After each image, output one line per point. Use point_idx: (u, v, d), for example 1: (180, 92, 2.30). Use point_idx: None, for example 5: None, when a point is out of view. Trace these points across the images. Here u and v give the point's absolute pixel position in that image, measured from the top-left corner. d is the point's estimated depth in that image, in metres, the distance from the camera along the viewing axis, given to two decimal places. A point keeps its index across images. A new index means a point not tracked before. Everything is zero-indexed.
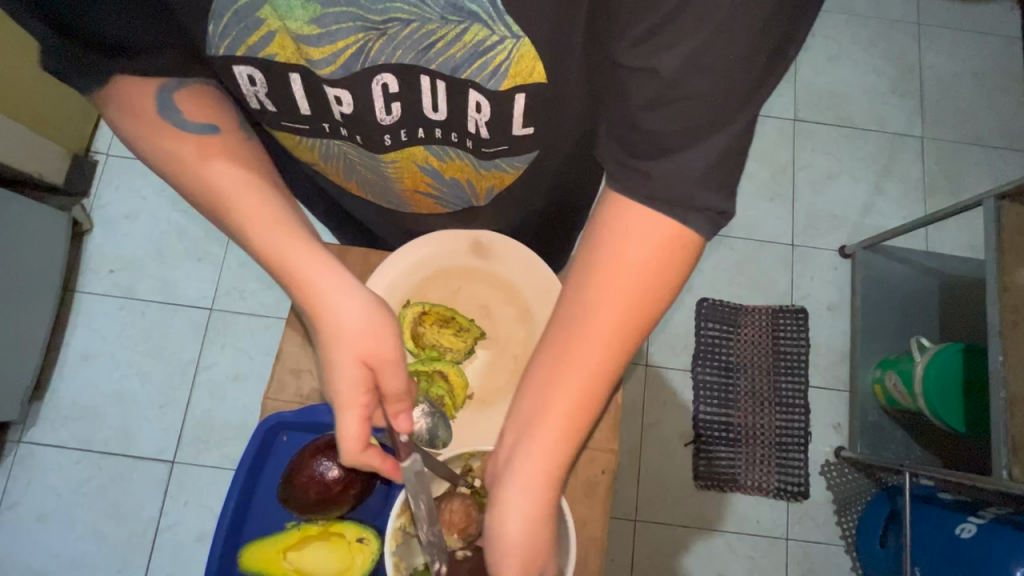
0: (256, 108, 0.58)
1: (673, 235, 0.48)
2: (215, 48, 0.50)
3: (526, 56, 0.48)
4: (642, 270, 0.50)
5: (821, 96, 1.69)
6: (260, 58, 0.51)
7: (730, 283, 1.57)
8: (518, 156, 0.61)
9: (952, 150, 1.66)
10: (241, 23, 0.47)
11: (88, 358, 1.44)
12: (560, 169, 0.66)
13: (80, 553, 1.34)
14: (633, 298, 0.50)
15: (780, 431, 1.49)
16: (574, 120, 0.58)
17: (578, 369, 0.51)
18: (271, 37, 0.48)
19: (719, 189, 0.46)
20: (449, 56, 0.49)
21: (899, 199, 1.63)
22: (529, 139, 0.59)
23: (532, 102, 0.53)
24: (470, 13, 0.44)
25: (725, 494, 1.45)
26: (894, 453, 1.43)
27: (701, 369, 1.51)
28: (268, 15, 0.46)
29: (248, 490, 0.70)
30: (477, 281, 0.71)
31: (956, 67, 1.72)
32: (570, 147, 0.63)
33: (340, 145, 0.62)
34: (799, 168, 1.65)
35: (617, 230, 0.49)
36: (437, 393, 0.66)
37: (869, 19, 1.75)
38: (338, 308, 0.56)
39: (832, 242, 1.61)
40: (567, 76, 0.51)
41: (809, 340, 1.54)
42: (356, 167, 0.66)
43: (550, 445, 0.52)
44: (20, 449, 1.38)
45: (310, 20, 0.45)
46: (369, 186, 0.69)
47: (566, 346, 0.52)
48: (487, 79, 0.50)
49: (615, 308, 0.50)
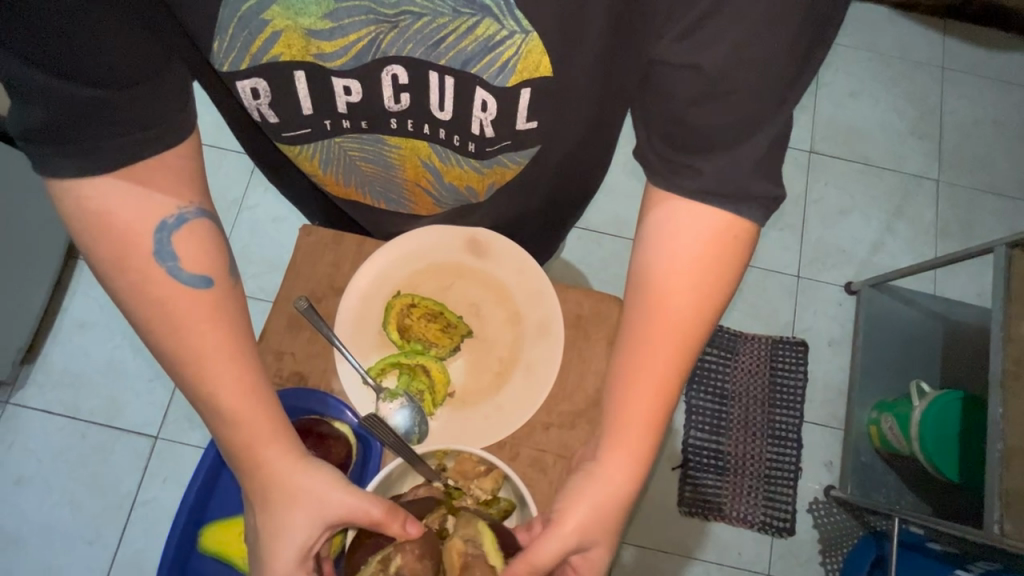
0: (258, 120, 0.58)
1: (741, 228, 0.49)
2: (221, 65, 0.50)
3: (534, 51, 0.48)
4: (706, 285, 0.50)
5: (839, 131, 1.68)
6: (267, 62, 0.50)
7: (731, 309, 1.55)
8: (519, 151, 0.59)
9: (967, 196, 1.65)
10: (246, 29, 0.46)
11: (84, 325, 1.44)
12: (563, 171, 0.65)
13: (55, 519, 1.33)
14: (703, 298, 0.50)
15: (770, 464, 1.46)
16: (581, 120, 0.57)
17: (648, 355, 0.51)
18: (276, 38, 0.47)
19: (741, 187, 0.46)
20: (460, 49, 0.48)
21: (909, 240, 1.62)
22: (532, 134, 0.57)
23: (542, 98, 0.53)
24: (482, 7, 0.44)
25: (708, 522, 1.42)
26: (886, 497, 1.40)
27: (696, 394, 1.49)
28: (275, 16, 0.45)
29: (215, 470, 0.69)
30: (470, 280, 0.70)
31: (977, 114, 1.71)
32: (577, 147, 0.62)
33: (340, 142, 0.60)
34: (811, 201, 1.64)
35: (676, 226, 0.49)
36: (416, 388, 0.65)
37: (892, 58, 1.74)
38: (298, 482, 0.50)
39: (838, 277, 1.59)
40: (577, 71, 0.51)
41: (807, 374, 1.52)
42: (357, 164, 0.63)
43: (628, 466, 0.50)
44: (7, 410, 1.38)
45: (324, 14, 0.45)
46: (367, 186, 0.67)
47: (640, 357, 0.51)
48: (494, 75, 0.50)
49: (683, 304, 0.50)
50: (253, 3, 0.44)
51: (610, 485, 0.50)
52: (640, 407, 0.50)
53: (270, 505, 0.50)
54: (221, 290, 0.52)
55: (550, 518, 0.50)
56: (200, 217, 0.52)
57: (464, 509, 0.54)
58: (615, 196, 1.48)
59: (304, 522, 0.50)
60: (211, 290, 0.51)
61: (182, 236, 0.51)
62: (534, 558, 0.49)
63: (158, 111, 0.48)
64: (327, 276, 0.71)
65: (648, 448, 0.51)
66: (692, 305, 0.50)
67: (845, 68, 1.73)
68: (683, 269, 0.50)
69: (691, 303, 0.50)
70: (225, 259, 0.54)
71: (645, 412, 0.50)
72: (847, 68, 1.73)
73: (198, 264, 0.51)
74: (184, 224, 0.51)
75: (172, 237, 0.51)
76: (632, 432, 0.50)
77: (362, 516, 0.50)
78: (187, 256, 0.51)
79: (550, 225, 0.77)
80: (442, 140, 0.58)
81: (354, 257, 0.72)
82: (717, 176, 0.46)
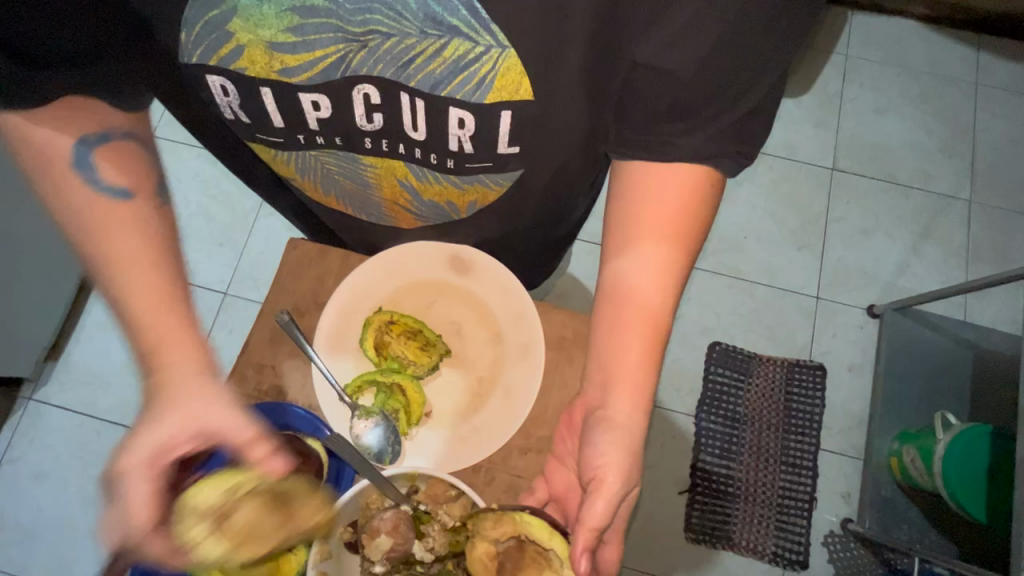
0: (229, 118, 0.56)
1: (710, 179, 0.52)
2: (189, 57, 0.49)
3: (512, 69, 0.46)
4: (681, 233, 0.53)
5: (863, 148, 1.63)
6: (232, 70, 0.49)
7: (746, 330, 1.50)
8: (501, 173, 0.58)
9: (1001, 218, 1.57)
10: (213, 34, 0.46)
11: (103, 327, 1.48)
12: (548, 192, 0.64)
13: (67, 515, 1.36)
14: (672, 241, 0.53)
15: (784, 493, 1.40)
16: (566, 142, 0.55)
17: (638, 294, 0.53)
18: (241, 51, 0.47)
19: (697, 152, 0.49)
20: (429, 72, 0.47)
21: (938, 263, 1.55)
22: (513, 157, 0.56)
23: (521, 120, 0.51)
24: (450, 28, 0.43)
25: (716, 550, 1.36)
26: (906, 534, 1.33)
27: (706, 417, 1.45)
28: (238, 29, 0.45)
29: None
30: (451, 297, 0.69)
31: (1013, 133, 1.63)
32: (558, 172, 0.60)
33: (316, 154, 0.59)
34: (832, 220, 1.58)
35: (647, 180, 0.52)
36: (393, 406, 0.65)
37: (921, 74, 1.68)
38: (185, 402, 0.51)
39: (860, 299, 1.52)
40: (556, 92, 0.49)
41: (824, 400, 1.46)
42: (335, 177, 0.63)
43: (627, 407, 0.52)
44: (29, 406, 1.43)
45: (286, 28, 0.44)
46: (347, 198, 0.66)
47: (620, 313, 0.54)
48: (470, 93, 0.48)
49: (659, 255, 0.53)
50: (218, 13, 0.44)
51: (632, 426, 0.52)
52: (632, 342, 0.53)
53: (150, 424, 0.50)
54: (141, 204, 0.54)
55: (592, 480, 0.51)
56: (129, 140, 0.54)
57: (431, 535, 0.55)
58: None
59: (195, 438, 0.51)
60: (130, 202, 0.53)
61: (105, 155, 0.52)
62: (592, 523, 0.49)
63: (100, 90, 0.51)
64: (311, 290, 0.71)
65: (647, 379, 0.53)
66: (665, 259, 0.53)
67: (872, 84, 1.67)
68: (658, 221, 0.52)
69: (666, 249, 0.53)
70: (152, 179, 0.55)
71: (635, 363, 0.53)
72: (873, 84, 1.67)
73: (117, 173, 0.53)
74: (106, 143, 0.52)
75: (95, 153, 0.52)
76: (625, 370, 0.53)
77: (235, 433, 0.51)
78: (107, 168, 0.52)
79: (537, 244, 0.76)
80: (419, 160, 0.57)
81: (339, 272, 0.72)
82: (688, 147, 0.49)
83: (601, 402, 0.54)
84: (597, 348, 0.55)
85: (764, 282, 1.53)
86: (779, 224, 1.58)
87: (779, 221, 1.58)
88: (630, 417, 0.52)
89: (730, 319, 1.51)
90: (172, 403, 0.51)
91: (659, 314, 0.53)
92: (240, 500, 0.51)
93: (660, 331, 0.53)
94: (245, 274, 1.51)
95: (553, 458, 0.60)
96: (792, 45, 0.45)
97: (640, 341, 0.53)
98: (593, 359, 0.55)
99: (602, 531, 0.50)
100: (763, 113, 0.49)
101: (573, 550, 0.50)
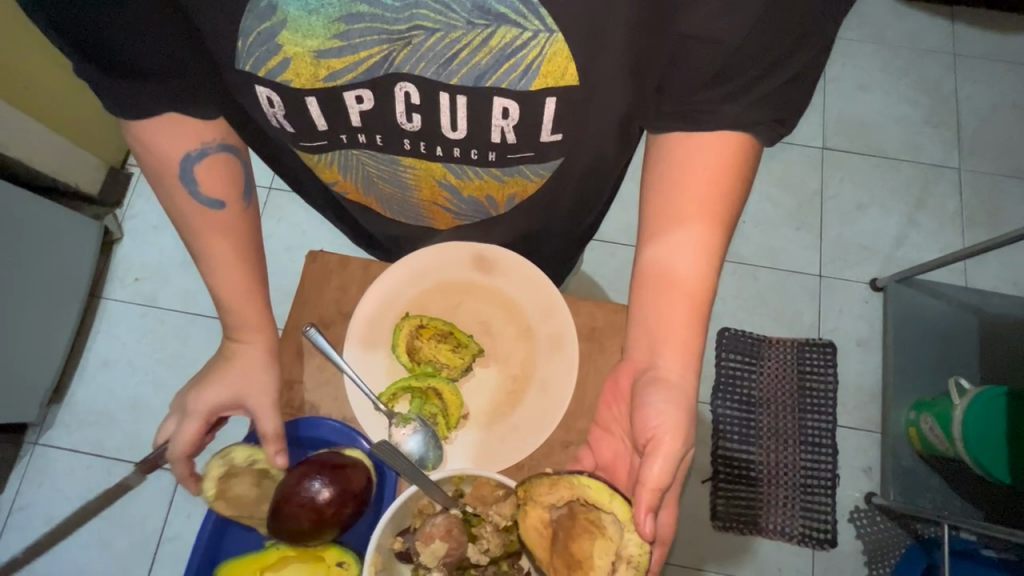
0: (276, 128, 0.57)
1: (748, 144, 0.52)
2: (241, 66, 0.49)
3: (559, 54, 0.46)
4: (718, 202, 0.53)
5: (850, 125, 1.65)
6: (278, 83, 0.50)
7: (754, 313, 1.51)
8: (542, 164, 0.59)
9: (990, 182, 1.59)
10: (263, 46, 0.46)
11: (107, 364, 1.45)
12: (584, 183, 0.65)
13: (82, 559, 1.32)
14: (711, 208, 0.53)
15: (806, 472, 1.40)
16: (604, 131, 0.56)
17: (676, 269, 0.54)
18: (288, 63, 0.47)
19: (738, 119, 0.50)
20: (473, 64, 0.47)
21: (934, 232, 1.56)
22: (555, 146, 0.56)
23: (565, 108, 0.51)
24: (497, 16, 0.43)
25: (745, 537, 1.36)
26: (931, 502, 1.33)
27: (722, 403, 1.45)
28: (286, 41, 0.45)
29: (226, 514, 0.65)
30: (479, 297, 0.69)
31: (994, 98, 1.66)
32: (597, 161, 0.61)
33: (357, 154, 0.60)
34: (827, 198, 1.60)
35: (686, 148, 0.53)
36: (429, 412, 0.64)
37: (899, 49, 1.71)
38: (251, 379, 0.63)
39: (863, 274, 1.53)
40: (601, 79, 0.49)
41: (837, 375, 1.46)
42: (373, 179, 0.64)
43: (678, 365, 0.53)
44: (35, 451, 1.39)
45: (333, 35, 0.45)
46: (387, 201, 0.68)
47: (666, 278, 0.55)
48: (516, 80, 0.48)
49: (697, 224, 0.54)
50: (267, 26, 0.45)
51: (685, 385, 0.53)
52: (674, 309, 0.54)
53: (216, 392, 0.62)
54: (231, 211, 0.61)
55: (649, 440, 0.51)
56: (222, 150, 0.58)
57: (484, 537, 0.55)
58: (626, 206, 1.46)
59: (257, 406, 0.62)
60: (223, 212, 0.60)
61: (204, 171, 0.58)
62: (653, 483, 0.49)
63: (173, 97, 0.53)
64: (335, 302, 0.71)
65: (697, 342, 0.54)
66: (706, 229, 0.54)
67: (852, 63, 1.70)
68: (695, 190, 0.53)
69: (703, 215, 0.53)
70: (241, 181, 0.61)
71: (683, 331, 0.54)
72: (854, 62, 1.70)
73: (215, 187, 0.59)
74: (205, 157, 0.58)
75: (195, 169, 0.58)
76: (674, 329, 0.54)
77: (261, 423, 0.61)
78: (204, 180, 0.59)
79: (552, 240, 0.77)
80: (457, 158, 0.58)
81: (361, 282, 0.73)
82: (729, 113, 0.50)
83: (650, 363, 0.55)
84: (642, 312, 0.56)
85: (766, 265, 1.54)
86: (776, 206, 1.59)
87: (775, 203, 1.59)
88: (682, 376, 0.53)
89: (737, 304, 1.52)
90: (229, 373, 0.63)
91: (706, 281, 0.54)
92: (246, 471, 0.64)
93: (705, 297, 0.54)
94: None
95: (597, 428, 0.60)
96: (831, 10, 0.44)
97: (687, 307, 0.54)
98: (636, 321, 0.57)
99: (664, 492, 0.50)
100: (802, 81, 0.49)
101: (637, 510, 0.49)
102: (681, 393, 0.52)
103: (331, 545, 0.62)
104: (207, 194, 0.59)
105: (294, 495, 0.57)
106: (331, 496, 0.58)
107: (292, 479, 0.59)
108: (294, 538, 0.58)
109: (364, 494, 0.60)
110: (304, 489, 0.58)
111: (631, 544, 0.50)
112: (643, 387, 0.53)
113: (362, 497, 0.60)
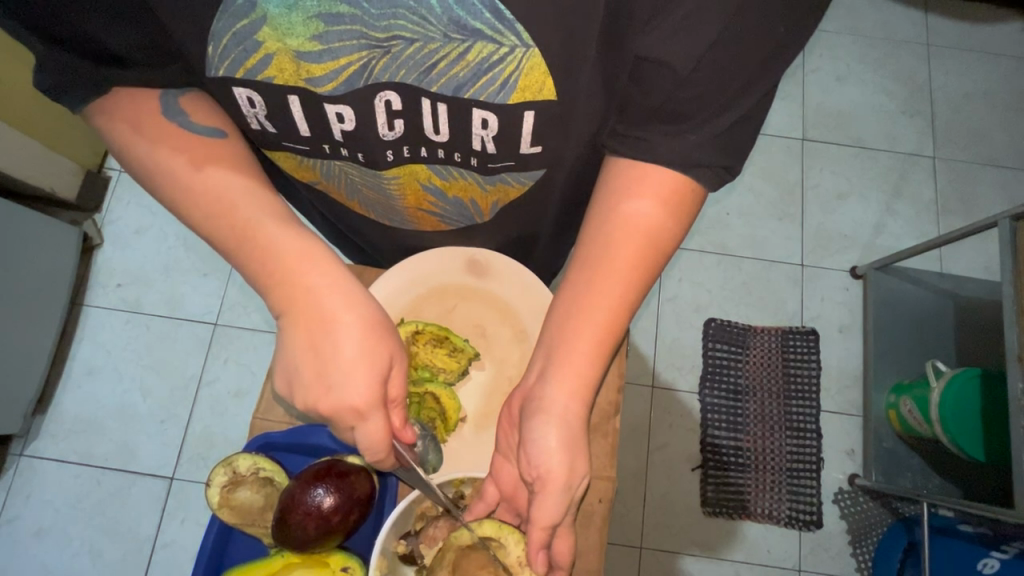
0: (257, 129, 0.57)
1: (692, 186, 0.52)
2: (215, 70, 0.49)
3: (536, 69, 0.47)
4: (654, 237, 0.53)
5: (830, 116, 1.68)
6: (259, 81, 0.49)
7: (738, 302, 1.54)
8: (525, 172, 0.60)
9: (965, 170, 1.63)
10: (240, 46, 0.46)
11: (92, 372, 1.42)
12: (567, 186, 0.66)
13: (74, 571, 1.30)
14: (645, 241, 0.53)
15: (791, 457, 1.44)
16: (580, 140, 0.57)
17: (599, 290, 0.53)
18: (269, 60, 0.47)
19: (688, 157, 0.50)
20: (452, 75, 0.47)
21: (911, 220, 1.61)
22: (535, 157, 0.58)
23: (543, 118, 0.52)
24: (474, 31, 0.44)
25: (734, 521, 1.40)
26: (911, 482, 1.37)
27: (709, 393, 1.48)
28: (266, 38, 0.45)
29: (229, 525, 0.66)
30: (474, 300, 0.71)
31: (966, 88, 1.70)
32: (579, 168, 0.63)
33: (340, 165, 0.61)
34: (808, 188, 1.63)
35: (630, 175, 0.53)
36: (427, 415, 0.67)
37: (876, 40, 1.74)
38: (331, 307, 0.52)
39: (843, 263, 1.57)
40: (578, 90, 0.50)
41: (820, 362, 1.50)
42: (358, 186, 0.65)
43: (566, 393, 0.53)
44: (21, 462, 1.36)
45: (312, 36, 0.44)
46: (371, 205, 0.69)
47: (580, 302, 0.54)
48: (494, 94, 0.49)
49: (622, 249, 0.53)
50: (245, 23, 0.44)
51: (566, 414, 0.53)
52: (580, 341, 0.53)
53: (327, 362, 0.51)
54: (234, 143, 0.57)
55: (537, 478, 0.53)
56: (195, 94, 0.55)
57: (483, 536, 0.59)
58: None
59: (400, 375, 0.56)
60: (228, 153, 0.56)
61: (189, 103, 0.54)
62: (543, 523, 0.52)
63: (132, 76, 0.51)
64: None
65: (591, 371, 0.54)
66: (625, 258, 0.53)
67: (829, 54, 1.73)
68: (638, 222, 0.53)
69: (628, 239, 0.53)
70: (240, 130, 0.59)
71: (589, 351, 0.54)
72: (832, 53, 1.73)
73: (205, 116, 0.55)
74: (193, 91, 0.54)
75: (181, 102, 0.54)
76: (576, 358, 0.54)
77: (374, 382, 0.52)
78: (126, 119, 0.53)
79: (540, 240, 0.79)
80: (442, 159, 0.58)
81: None
82: (676, 148, 0.50)
83: (540, 390, 0.55)
84: (552, 335, 0.56)
85: (750, 256, 1.57)
86: (759, 197, 1.62)
87: (758, 194, 1.62)
88: (569, 408, 0.53)
89: (716, 293, 1.55)
90: (335, 319, 0.52)
91: (619, 304, 0.54)
92: (250, 478, 0.66)
93: (618, 329, 0.55)
94: (233, 302, 1.48)
95: (499, 456, 0.59)
96: (799, 32, 0.45)
97: (595, 333, 0.53)
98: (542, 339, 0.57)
99: (555, 528, 0.53)
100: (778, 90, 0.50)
101: (531, 547, 0.54)
102: (562, 418, 0.53)
103: (336, 550, 0.63)
104: (202, 124, 0.55)
105: (301, 503, 0.59)
106: (335, 503, 0.59)
107: (297, 487, 0.60)
108: (305, 546, 0.60)
109: (369, 495, 0.62)
110: (309, 496, 0.59)
111: (514, 548, 0.56)
112: (536, 412, 0.54)
113: (367, 497, 0.62)
